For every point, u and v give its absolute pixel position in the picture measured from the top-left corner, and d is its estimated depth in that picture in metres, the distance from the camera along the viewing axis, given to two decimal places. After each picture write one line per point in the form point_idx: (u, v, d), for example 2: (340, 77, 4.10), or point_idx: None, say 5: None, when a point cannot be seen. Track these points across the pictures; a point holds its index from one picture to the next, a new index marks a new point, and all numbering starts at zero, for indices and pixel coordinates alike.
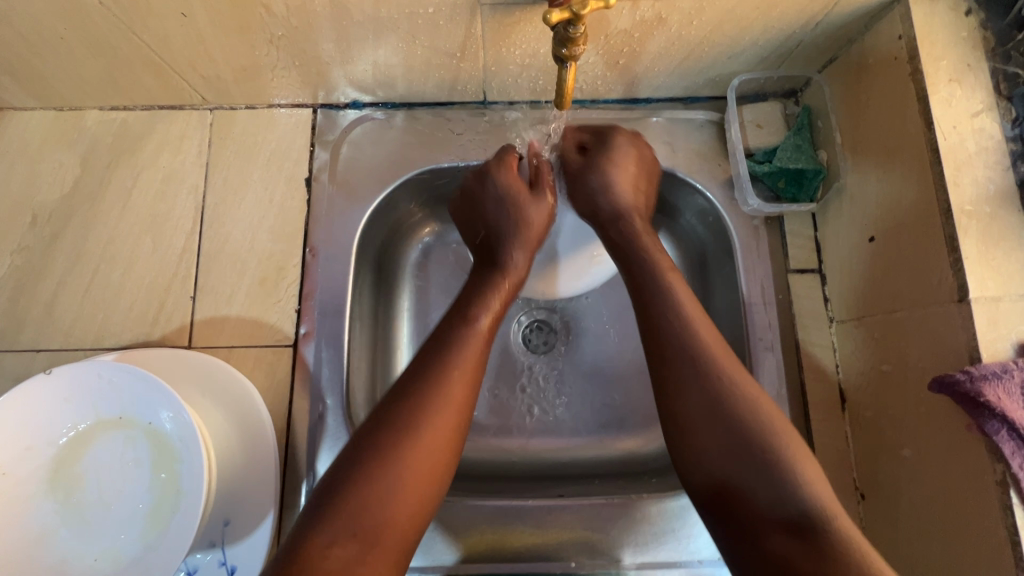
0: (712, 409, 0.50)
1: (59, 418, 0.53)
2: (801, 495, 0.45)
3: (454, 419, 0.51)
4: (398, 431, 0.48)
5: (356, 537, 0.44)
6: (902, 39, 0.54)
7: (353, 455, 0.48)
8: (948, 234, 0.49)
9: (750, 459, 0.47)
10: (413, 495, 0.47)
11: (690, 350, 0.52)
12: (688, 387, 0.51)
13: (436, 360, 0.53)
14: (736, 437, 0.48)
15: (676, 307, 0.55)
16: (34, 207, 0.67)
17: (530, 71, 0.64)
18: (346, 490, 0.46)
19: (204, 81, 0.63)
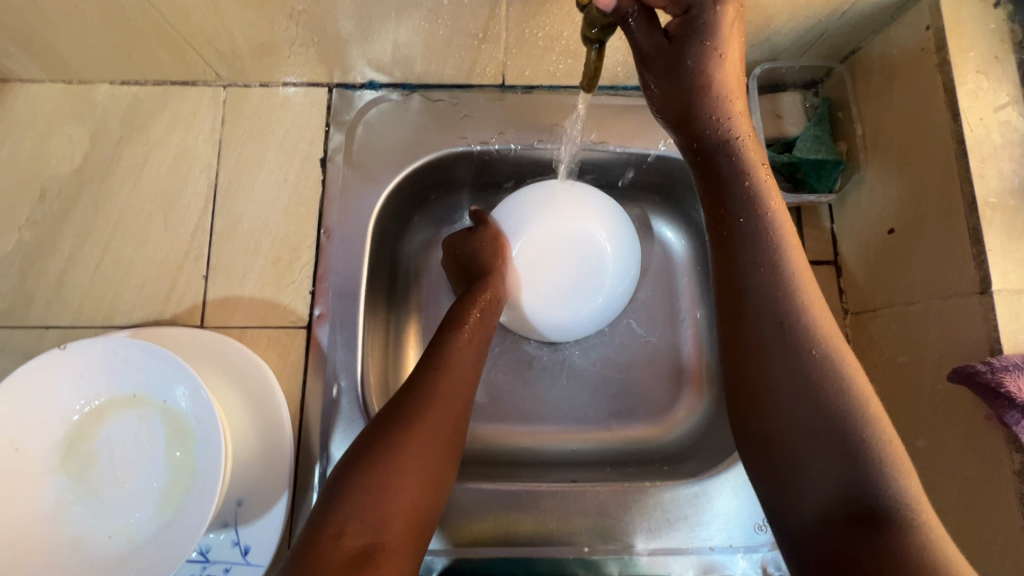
0: (801, 375, 0.41)
1: (73, 394, 0.52)
2: (882, 484, 0.38)
3: (449, 413, 0.52)
4: (400, 423, 0.49)
5: (367, 524, 0.43)
6: (929, 30, 0.54)
7: (357, 450, 0.47)
8: (972, 225, 0.50)
9: (838, 433, 0.39)
10: (420, 483, 0.46)
11: (782, 311, 0.42)
12: (773, 349, 0.42)
13: (432, 361, 0.55)
14: (823, 405, 0.40)
15: (773, 263, 0.44)
16: (43, 182, 0.65)
17: (551, 55, 0.63)
18: (354, 479, 0.45)
19: (219, 56, 0.62)
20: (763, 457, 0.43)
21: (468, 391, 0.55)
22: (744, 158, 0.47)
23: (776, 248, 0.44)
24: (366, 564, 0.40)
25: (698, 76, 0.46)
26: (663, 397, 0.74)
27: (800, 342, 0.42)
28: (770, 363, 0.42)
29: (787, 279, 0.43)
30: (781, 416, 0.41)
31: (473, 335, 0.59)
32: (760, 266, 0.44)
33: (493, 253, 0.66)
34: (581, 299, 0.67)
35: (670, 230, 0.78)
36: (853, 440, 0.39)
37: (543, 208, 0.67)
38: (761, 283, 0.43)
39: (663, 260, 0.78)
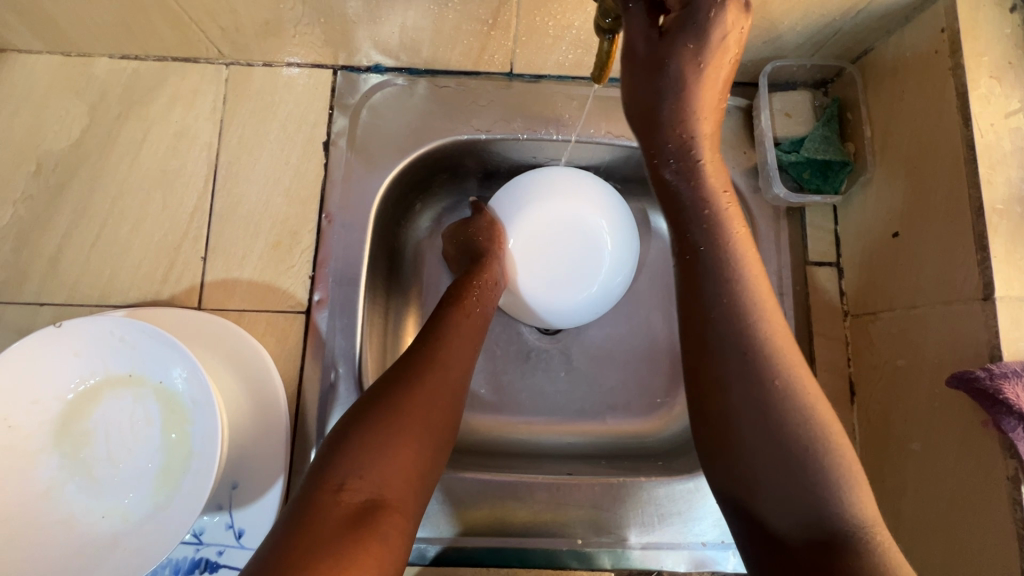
0: (761, 401, 0.41)
1: (68, 373, 0.52)
2: (842, 510, 0.38)
3: (447, 380, 0.51)
4: (400, 386, 0.48)
5: (368, 481, 0.42)
6: (944, 32, 0.53)
7: (357, 411, 0.46)
8: (978, 231, 0.49)
9: (795, 458, 0.39)
10: (420, 443, 0.46)
11: (744, 341, 0.42)
12: (734, 377, 0.42)
13: (430, 334, 0.55)
14: (784, 428, 0.40)
15: (737, 276, 0.44)
16: (39, 156, 0.64)
17: (561, 44, 0.62)
18: (355, 437, 0.44)
19: (222, 33, 0.61)
20: (724, 479, 0.43)
21: (468, 363, 0.55)
22: (706, 183, 0.47)
23: (736, 276, 0.44)
24: (365, 519, 0.40)
25: (677, 82, 0.47)
26: (659, 392, 0.74)
27: (766, 368, 0.41)
28: (731, 394, 0.42)
29: (748, 307, 0.43)
30: (744, 441, 0.41)
31: (470, 313, 0.59)
32: (722, 293, 0.43)
33: (488, 239, 0.67)
34: (577, 286, 0.66)
35: None
36: (810, 465, 0.39)
37: (541, 194, 0.67)
38: (725, 309, 0.43)
39: (664, 256, 0.78)
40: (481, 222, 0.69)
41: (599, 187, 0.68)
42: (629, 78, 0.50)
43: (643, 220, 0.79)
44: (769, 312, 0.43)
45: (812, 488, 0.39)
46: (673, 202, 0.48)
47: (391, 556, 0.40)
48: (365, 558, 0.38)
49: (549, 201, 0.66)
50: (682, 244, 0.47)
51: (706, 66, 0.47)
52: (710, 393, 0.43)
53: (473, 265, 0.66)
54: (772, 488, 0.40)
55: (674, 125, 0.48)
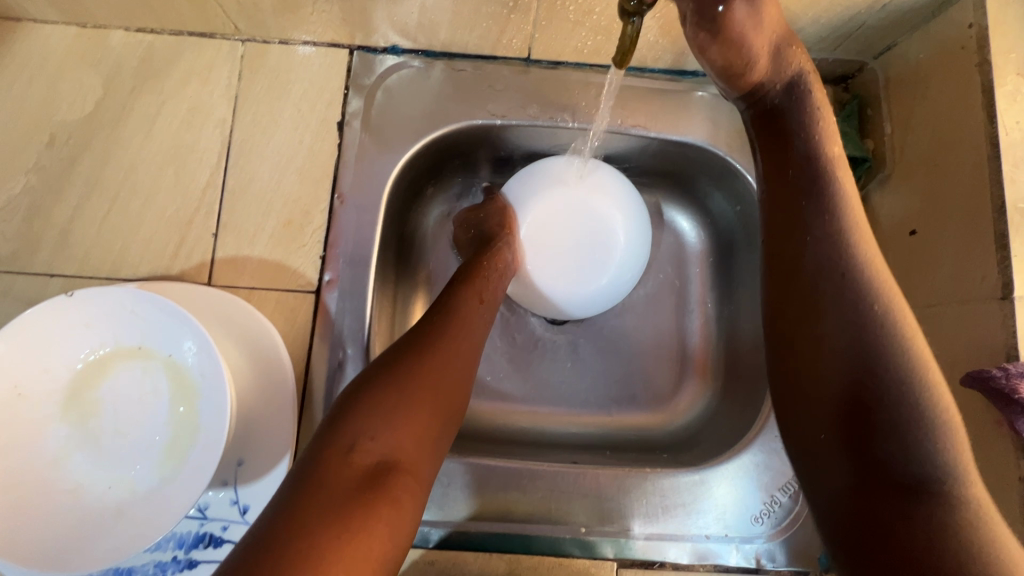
0: (872, 355, 0.44)
1: (78, 342, 0.52)
2: (936, 466, 0.41)
3: (456, 352, 0.51)
4: (410, 355, 0.48)
5: (378, 444, 0.42)
6: (972, 27, 0.52)
7: (366, 377, 0.46)
8: (999, 230, 0.49)
9: (897, 412, 0.43)
10: (432, 410, 0.46)
11: (852, 297, 0.46)
12: (846, 331, 0.46)
13: (441, 306, 0.55)
14: (889, 385, 0.43)
15: (842, 233, 0.48)
16: (52, 127, 0.64)
17: (581, 30, 0.61)
18: (365, 401, 0.44)
19: (240, 8, 0.60)
20: (812, 426, 0.47)
21: (478, 338, 0.56)
22: (809, 98, 0.51)
23: (843, 211, 0.48)
24: (376, 480, 0.40)
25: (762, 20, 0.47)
26: (666, 385, 0.74)
27: (872, 319, 0.45)
28: (830, 341, 0.46)
29: (858, 265, 0.46)
30: (840, 397, 0.45)
31: (479, 295, 0.58)
32: (827, 238, 0.48)
33: (500, 223, 0.67)
34: (589, 276, 0.66)
35: (685, 219, 0.78)
36: (909, 421, 0.42)
37: (555, 183, 0.66)
38: (831, 260, 0.47)
39: (676, 249, 0.78)
40: (500, 205, 0.68)
41: (621, 184, 0.67)
42: (705, 40, 0.48)
43: (656, 212, 0.78)
44: (880, 269, 0.46)
45: (909, 444, 0.42)
46: (781, 132, 0.52)
47: (401, 517, 0.40)
48: (373, 517, 0.38)
49: (563, 190, 0.66)
50: (791, 185, 0.51)
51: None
52: (801, 336, 0.49)
53: (485, 245, 0.65)
54: (867, 438, 0.43)
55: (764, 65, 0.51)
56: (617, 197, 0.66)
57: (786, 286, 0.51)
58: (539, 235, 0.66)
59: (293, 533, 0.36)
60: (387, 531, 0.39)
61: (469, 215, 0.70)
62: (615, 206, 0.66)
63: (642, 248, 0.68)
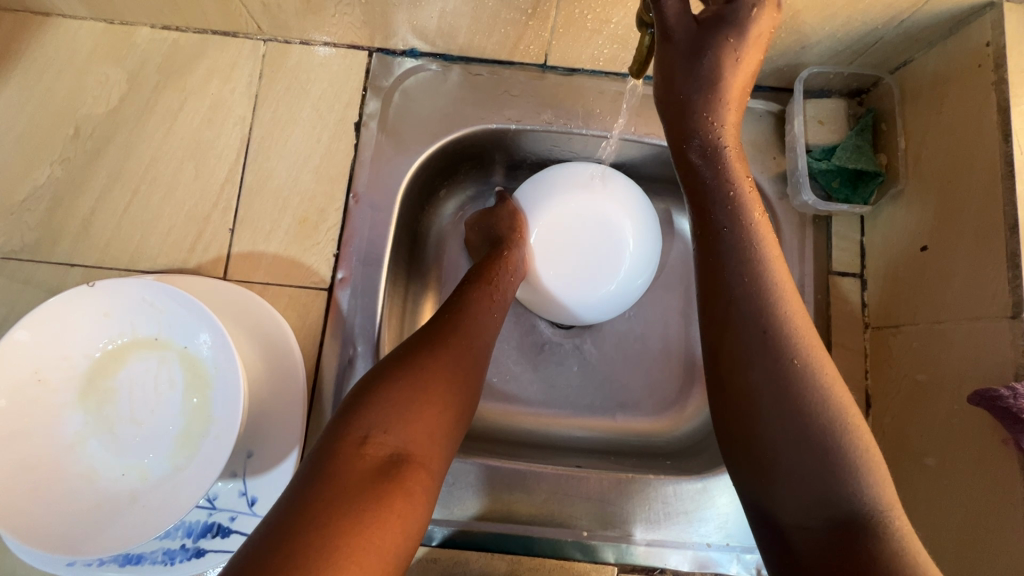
0: (810, 386, 0.42)
1: (98, 332, 0.53)
2: (857, 497, 0.39)
3: (466, 350, 0.52)
4: (422, 352, 0.49)
5: (391, 437, 0.43)
6: (989, 46, 0.52)
7: (379, 372, 0.47)
8: (1011, 249, 0.49)
9: (827, 442, 0.41)
10: (444, 405, 0.47)
11: (764, 318, 0.44)
12: (774, 370, 0.43)
13: (451, 306, 0.56)
14: (824, 412, 0.41)
15: (754, 266, 0.46)
16: (78, 120, 0.65)
17: (597, 38, 0.62)
18: (378, 395, 0.45)
19: (263, 8, 0.61)
20: (748, 465, 0.43)
21: (488, 336, 0.56)
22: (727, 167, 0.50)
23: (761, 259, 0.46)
24: (389, 472, 0.41)
25: (711, 73, 0.50)
26: (670, 392, 0.74)
27: (787, 353, 0.43)
28: (752, 371, 0.44)
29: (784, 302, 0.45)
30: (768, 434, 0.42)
31: (490, 293, 0.60)
32: (744, 273, 0.46)
33: (510, 227, 0.68)
34: (592, 281, 0.66)
35: None
36: (837, 448, 0.40)
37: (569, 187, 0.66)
38: (749, 291, 0.45)
39: (685, 257, 0.78)
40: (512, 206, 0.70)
41: (636, 195, 0.68)
42: (659, 61, 0.50)
43: (666, 220, 0.79)
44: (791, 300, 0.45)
45: (840, 471, 0.40)
46: (696, 184, 0.50)
47: (413, 510, 0.41)
48: (386, 508, 0.39)
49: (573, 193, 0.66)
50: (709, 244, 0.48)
51: (744, 58, 0.50)
52: (734, 371, 0.44)
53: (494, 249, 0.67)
54: (807, 471, 0.41)
55: (702, 111, 0.51)
56: (631, 208, 0.67)
57: (715, 321, 0.46)
58: (549, 237, 0.67)
59: (308, 525, 0.37)
60: (399, 523, 0.39)
61: (483, 219, 0.71)
62: (627, 217, 0.66)
63: (651, 260, 0.68)
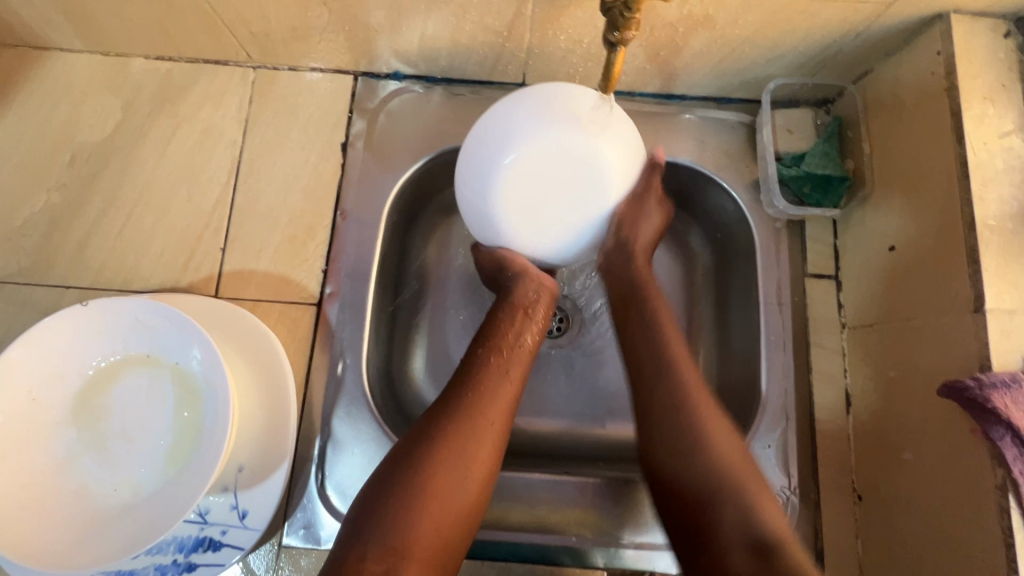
0: (678, 441, 0.52)
1: (90, 350, 0.54)
2: (762, 524, 0.48)
3: (483, 442, 0.51)
4: (433, 442, 0.50)
5: (380, 543, 0.45)
6: (940, 55, 0.55)
7: (389, 469, 0.49)
8: (970, 245, 0.51)
9: (704, 498, 0.50)
10: (444, 509, 0.48)
11: (655, 353, 0.57)
12: (664, 411, 0.54)
13: (464, 382, 0.55)
14: (699, 475, 0.51)
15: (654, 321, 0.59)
16: (74, 147, 0.68)
17: (572, 58, 0.65)
18: (379, 508, 0.47)
19: (252, 38, 0.64)
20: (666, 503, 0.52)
21: (507, 414, 0.54)
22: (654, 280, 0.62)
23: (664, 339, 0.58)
24: None
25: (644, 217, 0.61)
26: None
27: (679, 386, 0.55)
28: (649, 394, 0.56)
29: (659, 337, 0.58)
30: (676, 479, 0.52)
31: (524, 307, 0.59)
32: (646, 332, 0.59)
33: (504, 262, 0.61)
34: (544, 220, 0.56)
35: None
36: (715, 481, 0.50)
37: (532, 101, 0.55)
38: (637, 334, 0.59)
39: None
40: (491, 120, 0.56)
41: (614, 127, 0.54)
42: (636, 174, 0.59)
43: None
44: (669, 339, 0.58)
45: (734, 513, 0.49)
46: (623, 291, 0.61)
47: None
48: None
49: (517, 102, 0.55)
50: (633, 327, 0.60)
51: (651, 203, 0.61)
52: None
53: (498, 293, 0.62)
54: (697, 516, 0.50)
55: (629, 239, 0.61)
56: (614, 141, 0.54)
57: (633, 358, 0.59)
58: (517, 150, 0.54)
59: None
60: None
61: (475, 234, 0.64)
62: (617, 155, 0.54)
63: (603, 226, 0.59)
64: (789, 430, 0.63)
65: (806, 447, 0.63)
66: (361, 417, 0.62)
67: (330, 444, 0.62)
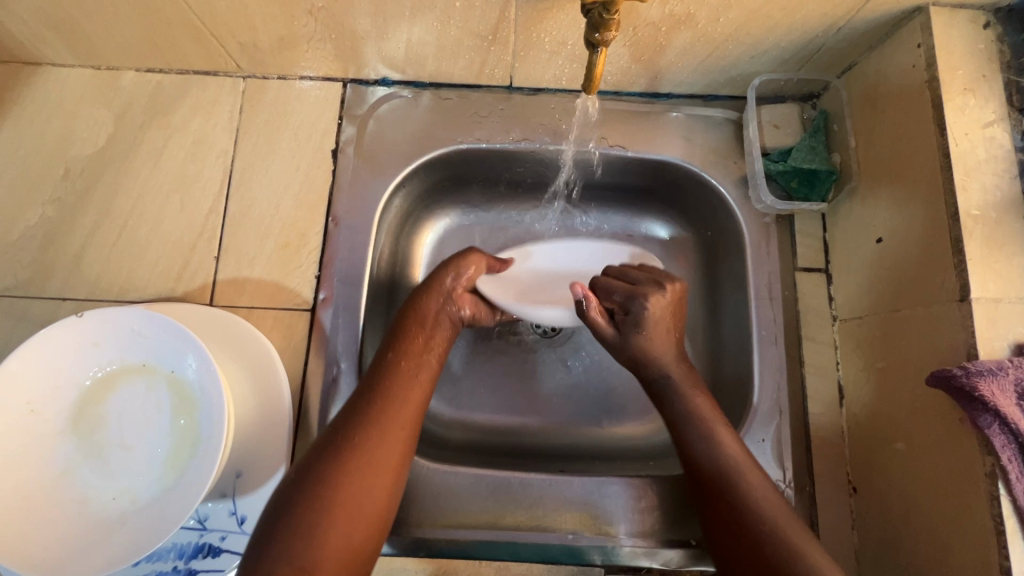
0: (704, 454, 0.54)
1: (87, 360, 0.55)
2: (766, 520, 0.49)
3: (394, 421, 0.52)
4: (331, 458, 0.48)
5: (295, 568, 0.42)
6: (920, 47, 0.55)
7: (289, 490, 0.46)
8: (955, 235, 0.51)
9: (722, 488, 0.52)
10: (376, 480, 0.49)
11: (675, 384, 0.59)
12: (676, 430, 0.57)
13: (377, 373, 0.55)
14: (723, 468, 0.53)
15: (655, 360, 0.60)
16: (68, 160, 0.69)
17: (557, 59, 0.65)
18: (303, 489, 0.46)
19: (240, 48, 0.65)
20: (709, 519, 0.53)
21: (421, 397, 0.55)
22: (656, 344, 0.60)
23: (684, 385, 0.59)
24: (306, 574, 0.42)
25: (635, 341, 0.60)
26: None
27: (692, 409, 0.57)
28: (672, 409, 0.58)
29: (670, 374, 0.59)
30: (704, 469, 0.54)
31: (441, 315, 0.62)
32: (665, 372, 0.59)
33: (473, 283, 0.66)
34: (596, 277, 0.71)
35: (668, 233, 0.80)
36: (727, 484, 0.52)
37: (466, 284, 0.65)
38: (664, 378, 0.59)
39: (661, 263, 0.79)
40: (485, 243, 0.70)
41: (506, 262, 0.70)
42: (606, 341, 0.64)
43: (640, 228, 0.80)
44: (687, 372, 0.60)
45: (744, 515, 0.50)
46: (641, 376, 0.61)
47: None
48: None
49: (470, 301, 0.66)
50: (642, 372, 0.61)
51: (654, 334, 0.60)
52: None
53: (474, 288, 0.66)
54: (728, 520, 0.51)
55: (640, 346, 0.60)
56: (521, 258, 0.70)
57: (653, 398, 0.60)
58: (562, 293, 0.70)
59: None
60: None
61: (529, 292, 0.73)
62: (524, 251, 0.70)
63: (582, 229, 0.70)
64: (783, 422, 0.64)
65: (800, 440, 0.64)
66: None
67: None
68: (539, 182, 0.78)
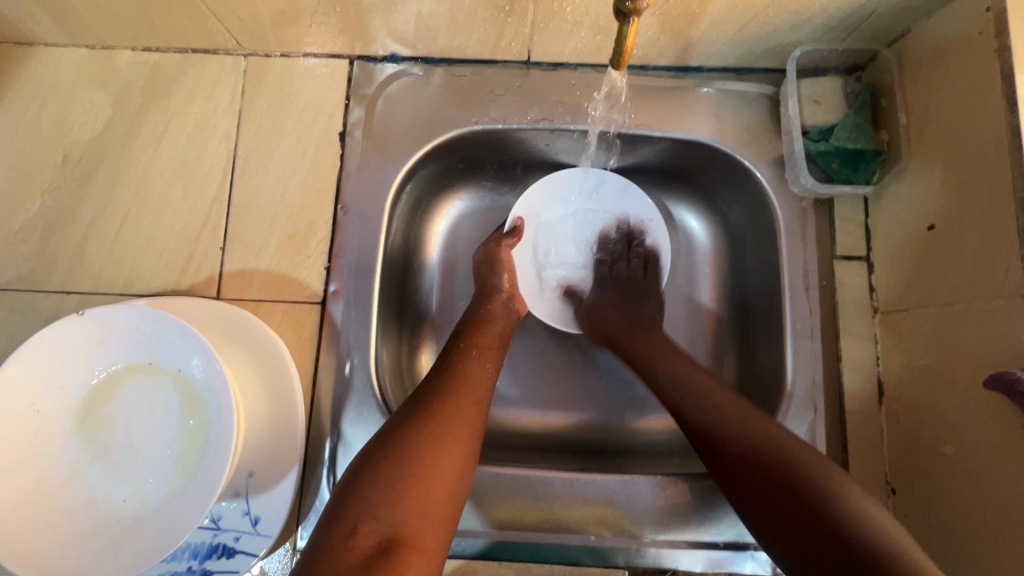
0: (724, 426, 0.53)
1: (91, 360, 0.53)
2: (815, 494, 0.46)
3: (459, 410, 0.50)
4: (412, 426, 0.48)
5: (381, 522, 0.42)
6: (990, 11, 0.49)
7: (369, 457, 0.46)
8: (1022, 225, 0.46)
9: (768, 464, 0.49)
10: (448, 466, 0.46)
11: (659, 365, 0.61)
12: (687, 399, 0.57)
13: (440, 367, 0.55)
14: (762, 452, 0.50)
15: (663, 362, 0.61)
16: (65, 147, 0.66)
17: (579, 31, 0.60)
18: (368, 475, 0.44)
19: (240, 24, 0.61)
20: (753, 489, 0.49)
21: (486, 393, 0.54)
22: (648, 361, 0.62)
23: (686, 375, 0.59)
24: (381, 558, 0.39)
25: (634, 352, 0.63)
26: None
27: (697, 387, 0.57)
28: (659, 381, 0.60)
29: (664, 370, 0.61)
30: (738, 448, 0.51)
31: (499, 334, 0.62)
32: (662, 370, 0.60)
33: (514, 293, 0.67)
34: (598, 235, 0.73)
35: (694, 218, 0.75)
36: (781, 463, 0.49)
37: (511, 291, 0.67)
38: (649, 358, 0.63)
39: (687, 249, 0.75)
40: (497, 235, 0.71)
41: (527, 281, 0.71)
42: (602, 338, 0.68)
43: (665, 212, 0.76)
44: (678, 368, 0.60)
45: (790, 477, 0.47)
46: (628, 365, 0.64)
47: None
48: None
49: (519, 310, 0.67)
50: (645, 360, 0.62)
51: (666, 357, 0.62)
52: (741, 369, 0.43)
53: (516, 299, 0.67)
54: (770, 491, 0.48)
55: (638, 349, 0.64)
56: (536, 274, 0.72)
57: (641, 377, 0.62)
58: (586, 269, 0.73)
59: None
60: None
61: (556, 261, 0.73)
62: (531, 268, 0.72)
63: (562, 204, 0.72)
64: (817, 421, 0.61)
65: (835, 439, 0.61)
66: (371, 418, 0.61)
67: (340, 446, 0.60)
68: (558, 162, 0.74)
